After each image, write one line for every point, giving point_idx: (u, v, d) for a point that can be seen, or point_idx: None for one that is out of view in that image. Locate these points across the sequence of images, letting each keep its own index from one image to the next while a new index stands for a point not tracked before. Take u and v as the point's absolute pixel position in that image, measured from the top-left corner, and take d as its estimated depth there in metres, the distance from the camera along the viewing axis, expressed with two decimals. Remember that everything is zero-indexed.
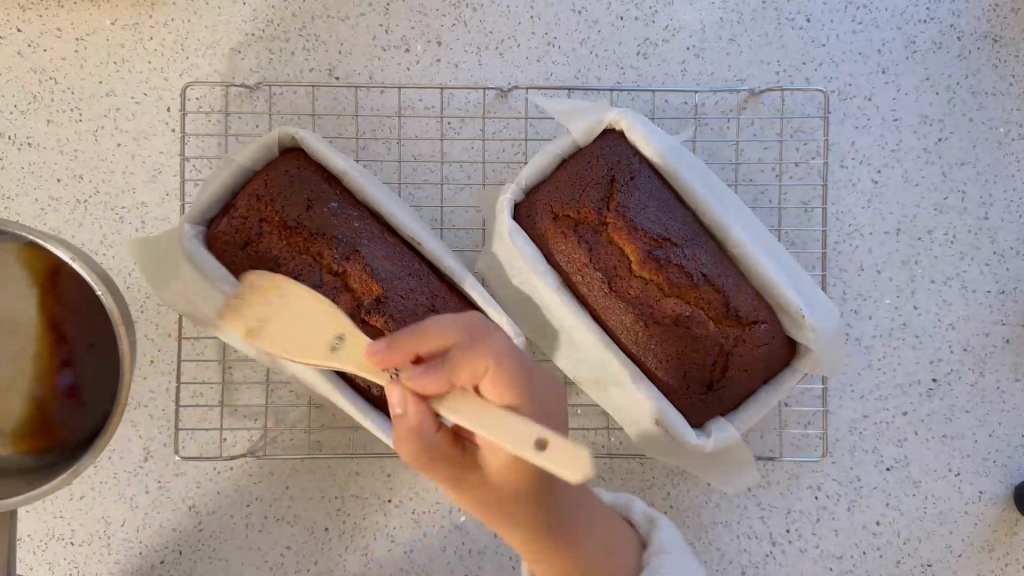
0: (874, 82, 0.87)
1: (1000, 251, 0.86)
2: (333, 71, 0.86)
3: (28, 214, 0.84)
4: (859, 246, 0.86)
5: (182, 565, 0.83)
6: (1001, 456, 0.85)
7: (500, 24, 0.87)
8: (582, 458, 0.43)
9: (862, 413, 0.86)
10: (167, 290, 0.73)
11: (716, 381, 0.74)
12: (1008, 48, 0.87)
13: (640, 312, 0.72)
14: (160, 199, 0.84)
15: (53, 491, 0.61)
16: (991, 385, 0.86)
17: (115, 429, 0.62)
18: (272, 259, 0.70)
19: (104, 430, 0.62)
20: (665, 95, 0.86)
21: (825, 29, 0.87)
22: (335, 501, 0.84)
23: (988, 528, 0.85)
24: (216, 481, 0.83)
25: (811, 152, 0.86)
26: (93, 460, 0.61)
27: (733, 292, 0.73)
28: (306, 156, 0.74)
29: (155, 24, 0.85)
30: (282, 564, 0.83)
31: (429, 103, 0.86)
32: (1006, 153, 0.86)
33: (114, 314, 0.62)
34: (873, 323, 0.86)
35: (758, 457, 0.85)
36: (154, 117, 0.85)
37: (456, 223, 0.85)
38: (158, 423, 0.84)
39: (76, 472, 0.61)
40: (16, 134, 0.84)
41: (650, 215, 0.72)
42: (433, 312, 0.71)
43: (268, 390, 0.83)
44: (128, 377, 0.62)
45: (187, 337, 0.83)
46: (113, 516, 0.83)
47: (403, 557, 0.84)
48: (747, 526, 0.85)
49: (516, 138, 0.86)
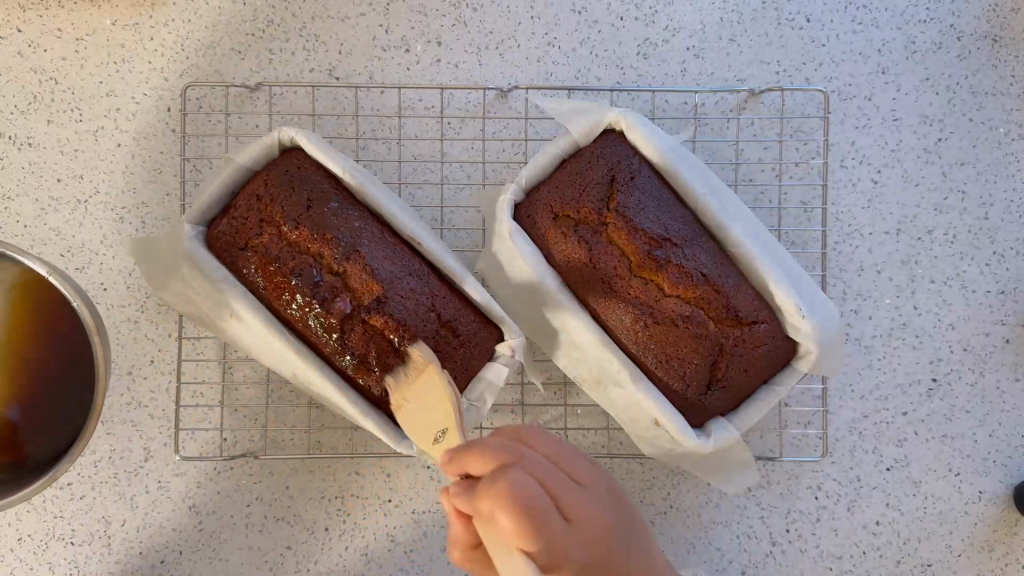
0: (874, 83, 0.87)
1: (1000, 251, 0.86)
2: (333, 71, 0.86)
3: (28, 214, 0.84)
4: (859, 246, 0.86)
5: (182, 565, 0.83)
6: (1001, 456, 0.85)
7: (500, 24, 0.87)
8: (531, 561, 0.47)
9: (862, 413, 0.86)
10: (170, 287, 0.74)
11: (716, 381, 0.74)
12: (1008, 48, 0.87)
13: (640, 312, 0.72)
14: (160, 199, 0.84)
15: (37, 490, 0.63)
16: (991, 385, 0.86)
17: (93, 426, 0.64)
18: (273, 259, 0.70)
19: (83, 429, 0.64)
20: (665, 95, 0.86)
21: (825, 29, 0.87)
22: (334, 501, 0.84)
23: (988, 528, 0.85)
24: (216, 481, 0.83)
25: (811, 152, 0.86)
26: (70, 467, 0.63)
27: (733, 292, 0.73)
28: (307, 157, 0.74)
29: (156, 24, 0.85)
30: (282, 564, 0.83)
31: (429, 104, 0.86)
32: (1006, 153, 0.86)
33: (89, 325, 0.64)
34: (873, 323, 0.86)
35: (759, 457, 0.85)
36: (154, 118, 0.85)
37: (456, 224, 0.85)
38: (158, 423, 0.83)
39: (53, 478, 0.64)
40: (16, 134, 0.84)
41: (650, 216, 0.72)
42: (433, 313, 0.71)
43: (268, 390, 0.83)
44: (103, 385, 0.64)
45: (187, 337, 0.83)
46: (113, 516, 0.83)
47: (403, 556, 0.84)
48: (747, 526, 0.85)
49: (516, 138, 0.86)
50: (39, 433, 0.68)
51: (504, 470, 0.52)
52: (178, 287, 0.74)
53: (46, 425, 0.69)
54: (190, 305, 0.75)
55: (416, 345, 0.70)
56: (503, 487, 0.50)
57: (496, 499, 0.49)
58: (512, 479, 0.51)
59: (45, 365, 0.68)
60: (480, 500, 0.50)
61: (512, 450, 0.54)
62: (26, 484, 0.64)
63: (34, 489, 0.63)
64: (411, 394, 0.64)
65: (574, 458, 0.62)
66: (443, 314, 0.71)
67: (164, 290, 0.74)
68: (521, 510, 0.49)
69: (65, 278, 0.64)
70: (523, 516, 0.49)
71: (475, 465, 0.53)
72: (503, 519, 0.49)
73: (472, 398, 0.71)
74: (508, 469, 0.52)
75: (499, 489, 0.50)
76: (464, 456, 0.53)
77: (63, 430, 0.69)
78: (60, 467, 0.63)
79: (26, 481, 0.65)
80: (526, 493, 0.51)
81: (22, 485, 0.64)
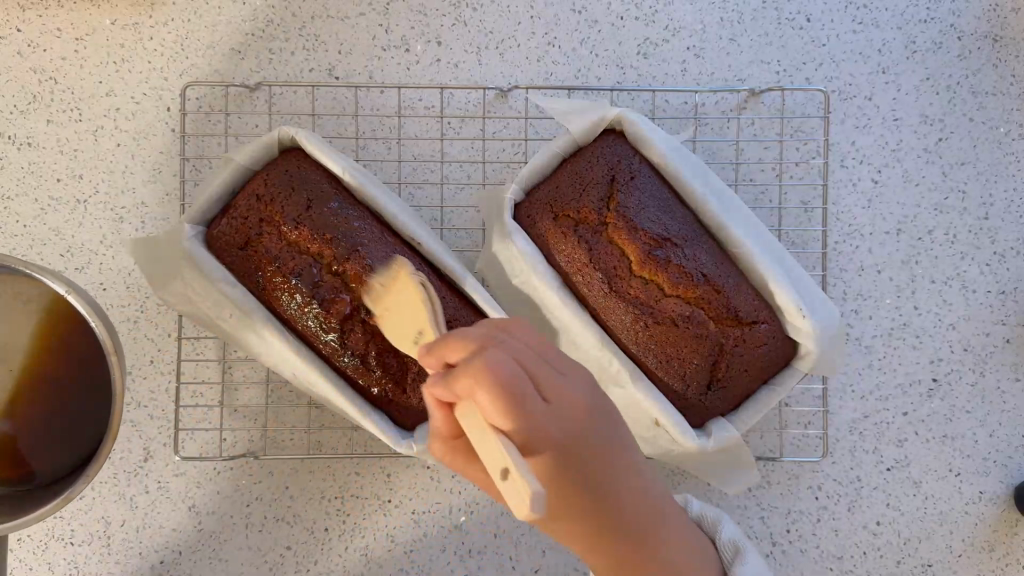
0: (874, 82, 0.87)
1: (1000, 252, 0.86)
2: (333, 71, 0.86)
3: (28, 214, 0.84)
4: (859, 246, 0.86)
5: (182, 565, 0.83)
6: (1001, 456, 0.85)
7: (500, 24, 0.87)
8: (527, 498, 0.40)
9: (862, 414, 0.86)
10: (170, 289, 0.73)
11: (716, 381, 0.74)
12: (1009, 47, 0.87)
13: (641, 312, 0.72)
14: (160, 199, 0.84)
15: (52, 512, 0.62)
16: (991, 385, 0.86)
17: (110, 449, 0.62)
18: (273, 259, 0.70)
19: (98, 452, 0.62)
20: (665, 95, 0.86)
21: (825, 29, 0.87)
22: (335, 501, 0.84)
23: (988, 528, 0.85)
24: (216, 481, 0.83)
25: (811, 152, 0.86)
26: (85, 487, 0.62)
27: (733, 292, 0.73)
28: (307, 156, 0.74)
29: (155, 24, 0.85)
30: (282, 564, 0.83)
31: (429, 103, 0.86)
32: (1006, 153, 0.86)
33: (107, 345, 0.62)
34: (873, 323, 0.86)
35: (759, 458, 0.85)
36: (154, 117, 0.85)
37: (456, 224, 0.85)
38: (158, 423, 0.83)
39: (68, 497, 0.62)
40: (16, 134, 0.84)
41: (650, 215, 0.72)
42: None
43: (268, 390, 0.83)
44: (120, 405, 0.62)
45: (187, 337, 0.83)
46: (113, 516, 0.83)
47: (403, 555, 0.84)
48: (747, 526, 0.85)
49: (516, 138, 0.86)
50: (48, 448, 0.68)
51: (487, 351, 0.50)
52: (178, 289, 0.73)
53: (50, 442, 0.68)
54: (190, 306, 0.74)
55: None
56: (482, 364, 0.47)
57: (476, 374, 0.47)
58: (491, 360, 0.49)
59: (49, 378, 0.68)
60: (455, 385, 0.47)
61: (490, 336, 0.53)
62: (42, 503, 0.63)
63: (50, 509, 0.62)
64: (388, 304, 0.64)
65: (549, 373, 0.55)
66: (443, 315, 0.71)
67: (165, 292, 0.74)
68: (503, 390, 0.47)
69: (85, 299, 0.63)
70: (501, 394, 0.46)
71: (453, 354, 0.49)
72: (483, 400, 0.46)
73: None
74: (486, 353, 0.49)
75: (481, 366, 0.47)
76: (438, 345, 0.50)
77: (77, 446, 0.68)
78: (75, 487, 0.62)
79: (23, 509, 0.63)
80: (507, 371, 0.49)
81: (40, 505, 0.63)
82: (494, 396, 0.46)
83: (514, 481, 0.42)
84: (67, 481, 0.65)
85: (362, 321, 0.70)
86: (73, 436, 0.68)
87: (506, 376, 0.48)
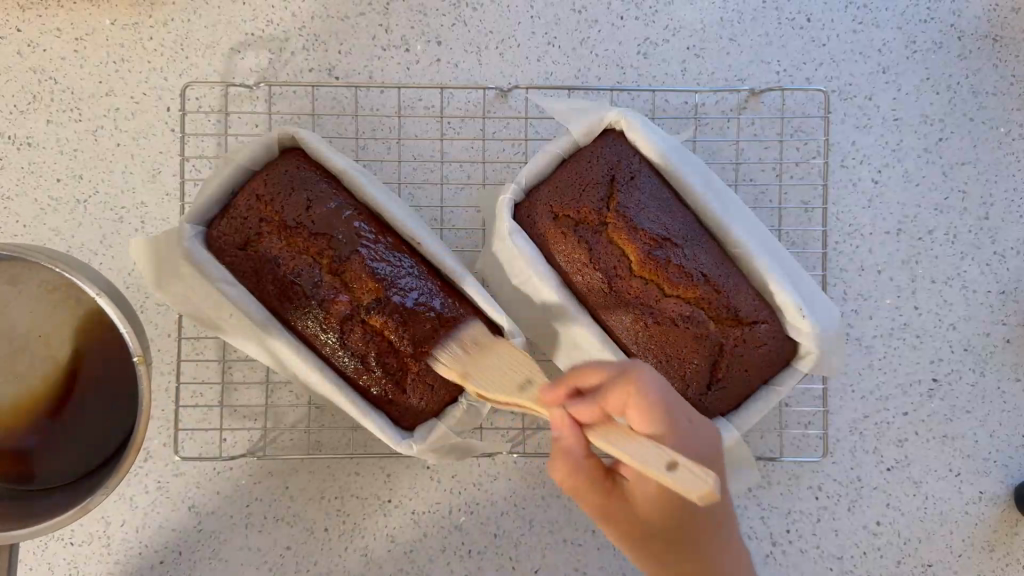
0: (875, 82, 0.87)
1: (1000, 252, 0.86)
2: (333, 70, 0.86)
3: (27, 215, 0.84)
4: (859, 246, 0.86)
5: (182, 566, 0.83)
6: (1001, 456, 0.85)
7: (500, 24, 0.87)
8: (705, 483, 0.47)
9: (862, 414, 0.86)
10: (169, 292, 0.72)
11: (716, 381, 0.74)
12: (1009, 48, 0.87)
13: (641, 312, 0.72)
14: (160, 199, 0.84)
15: (56, 528, 0.62)
16: (991, 385, 0.86)
17: (134, 458, 0.62)
18: (272, 259, 0.71)
19: (124, 459, 0.62)
20: (665, 95, 0.86)
21: (825, 29, 0.87)
22: (334, 501, 0.84)
23: (989, 528, 0.85)
24: (216, 481, 0.83)
25: (811, 152, 0.86)
26: (104, 499, 0.63)
27: (732, 292, 0.73)
28: (306, 156, 0.74)
29: (155, 24, 0.85)
30: (282, 564, 0.83)
31: (429, 103, 0.86)
32: (1006, 154, 0.86)
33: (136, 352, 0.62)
34: (874, 323, 0.86)
35: (759, 457, 0.84)
36: (154, 117, 0.85)
37: (456, 223, 0.85)
38: (158, 423, 0.84)
39: (84, 509, 0.63)
40: (16, 134, 0.84)
41: (651, 216, 0.72)
42: (433, 313, 0.71)
43: (268, 390, 0.83)
44: (145, 419, 0.61)
45: (186, 337, 0.83)
46: (113, 517, 0.83)
47: (404, 556, 0.84)
48: (747, 526, 0.84)
49: (517, 138, 0.86)
50: (78, 443, 0.70)
51: (624, 381, 0.62)
52: (177, 291, 0.72)
53: (80, 436, 0.70)
54: (186, 308, 0.73)
55: (416, 346, 0.71)
56: (628, 383, 0.62)
57: (624, 395, 0.62)
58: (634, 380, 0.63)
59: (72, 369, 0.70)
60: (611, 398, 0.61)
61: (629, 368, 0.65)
62: (54, 514, 0.63)
63: (61, 521, 0.62)
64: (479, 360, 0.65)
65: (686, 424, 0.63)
66: (444, 314, 0.71)
67: (164, 295, 0.72)
68: (649, 406, 0.61)
69: (115, 304, 0.63)
70: (648, 405, 0.61)
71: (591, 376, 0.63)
72: (634, 415, 0.61)
73: (472, 398, 0.72)
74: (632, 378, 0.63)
75: (628, 387, 0.62)
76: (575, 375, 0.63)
77: (93, 450, 0.70)
78: (93, 499, 0.62)
79: (29, 517, 0.64)
80: (657, 391, 0.62)
81: (52, 514, 0.63)
82: (635, 403, 0.61)
83: (687, 482, 0.52)
84: (95, 486, 0.65)
85: (362, 320, 0.71)
86: (99, 440, 0.70)
87: (647, 393, 0.62)
